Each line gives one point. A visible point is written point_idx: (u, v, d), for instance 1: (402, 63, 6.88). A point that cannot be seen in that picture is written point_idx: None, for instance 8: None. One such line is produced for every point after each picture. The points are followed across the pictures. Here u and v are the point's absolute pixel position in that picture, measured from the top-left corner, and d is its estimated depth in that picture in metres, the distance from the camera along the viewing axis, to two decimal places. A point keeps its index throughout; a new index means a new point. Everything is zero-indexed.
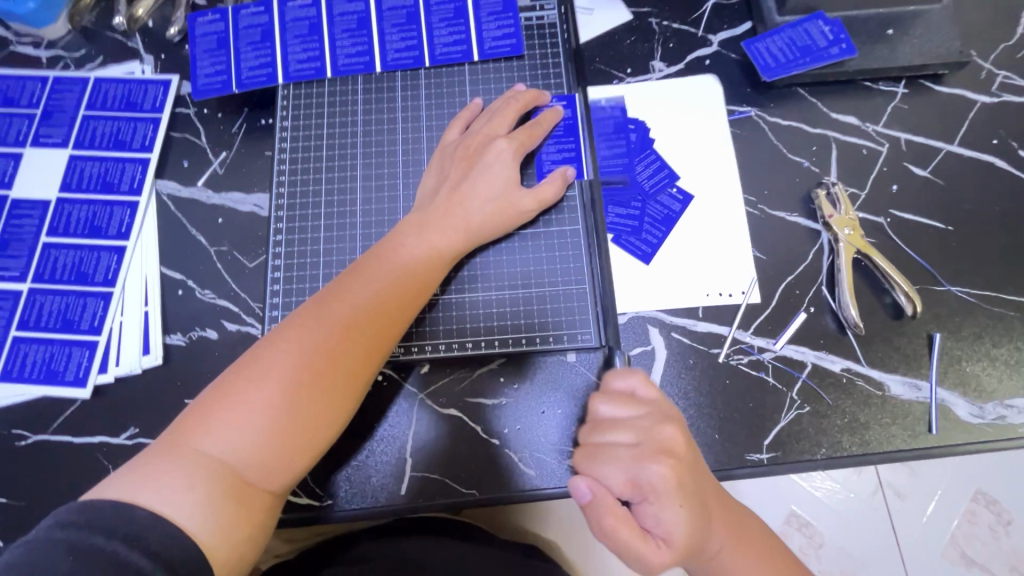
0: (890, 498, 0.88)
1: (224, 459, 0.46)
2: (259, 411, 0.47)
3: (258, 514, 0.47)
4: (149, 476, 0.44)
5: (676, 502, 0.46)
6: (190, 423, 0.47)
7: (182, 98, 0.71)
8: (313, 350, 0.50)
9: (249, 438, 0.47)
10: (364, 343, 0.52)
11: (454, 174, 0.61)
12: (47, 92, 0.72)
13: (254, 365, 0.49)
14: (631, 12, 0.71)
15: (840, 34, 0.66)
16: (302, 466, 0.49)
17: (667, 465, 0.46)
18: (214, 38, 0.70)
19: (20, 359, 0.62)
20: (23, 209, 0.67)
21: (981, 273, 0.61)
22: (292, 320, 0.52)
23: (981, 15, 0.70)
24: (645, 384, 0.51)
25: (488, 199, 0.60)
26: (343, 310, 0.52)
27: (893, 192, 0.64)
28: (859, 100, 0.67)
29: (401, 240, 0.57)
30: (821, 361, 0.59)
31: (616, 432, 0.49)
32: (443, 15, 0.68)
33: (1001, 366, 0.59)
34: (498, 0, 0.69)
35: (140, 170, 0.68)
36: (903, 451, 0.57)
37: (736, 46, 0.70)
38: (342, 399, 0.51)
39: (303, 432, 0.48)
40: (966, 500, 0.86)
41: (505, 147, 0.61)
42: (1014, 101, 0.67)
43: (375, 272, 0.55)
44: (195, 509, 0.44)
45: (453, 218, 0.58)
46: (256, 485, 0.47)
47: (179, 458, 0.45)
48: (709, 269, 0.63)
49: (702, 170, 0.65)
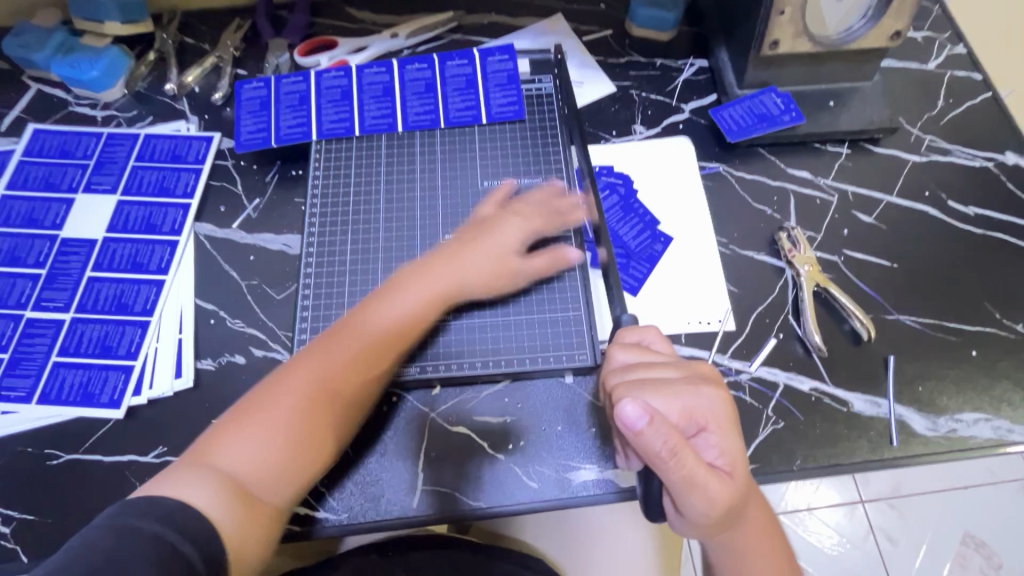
0: (882, 541, 1.23)
1: (241, 468, 0.53)
2: (275, 426, 0.55)
3: (266, 519, 0.53)
4: (174, 480, 0.51)
5: (732, 428, 0.52)
6: (214, 436, 0.55)
7: (222, 152, 0.81)
8: (323, 374, 0.58)
9: (264, 448, 0.54)
10: (359, 372, 0.60)
11: (466, 231, 0.69)
12: (100, 145, 0.81)
13: (275, 386, 0.58)
14: (614, 84, 0.84)
15: (790, 104, 0.78)
16: (306, 479, 0.56)
17: (719, 389, 0.53)
18: (257, 101, 0.80)
19: (59, 383, 0.67)
20: (71, 247, 0.74)
21: (923, 303, 0.70)
22: (309, 350, 0.61)
23: (906, 91, 0.84)
24: (659, 338, 0.58)
25: (487, 257, 0.67)
26: (348, 344, 0.60)
27: (845, 235, 0.74)
28: (811, 158, 0.79)
29: (400, 281, 0.65)
30: (792, 381, 0.66)
31: (658, 368, 0.54)
32: (457, 85, 0.80)
33: (949, 385, 0.66)
34: (503, 74, 0.81)
35: (182, 214, 0.76)
36: (870, 462, 0.63)
37: (704, 113, 0.82)
38: (339, 418, 0.58)
39: (310, 447, 0.56)
40: (959, 545, 1.21)
41: (519, 221, 0.70)
42: (939, 160, 0.79)
43: (371, 311, 0.63)
44: (212, 505, 0.50)
45: (453, 264, 0.66)
46: (266, 492, 0.53)
47: (202, 464, 0.52)
48: (689, 300, 0.71)
49: (680, 216, 0.75)
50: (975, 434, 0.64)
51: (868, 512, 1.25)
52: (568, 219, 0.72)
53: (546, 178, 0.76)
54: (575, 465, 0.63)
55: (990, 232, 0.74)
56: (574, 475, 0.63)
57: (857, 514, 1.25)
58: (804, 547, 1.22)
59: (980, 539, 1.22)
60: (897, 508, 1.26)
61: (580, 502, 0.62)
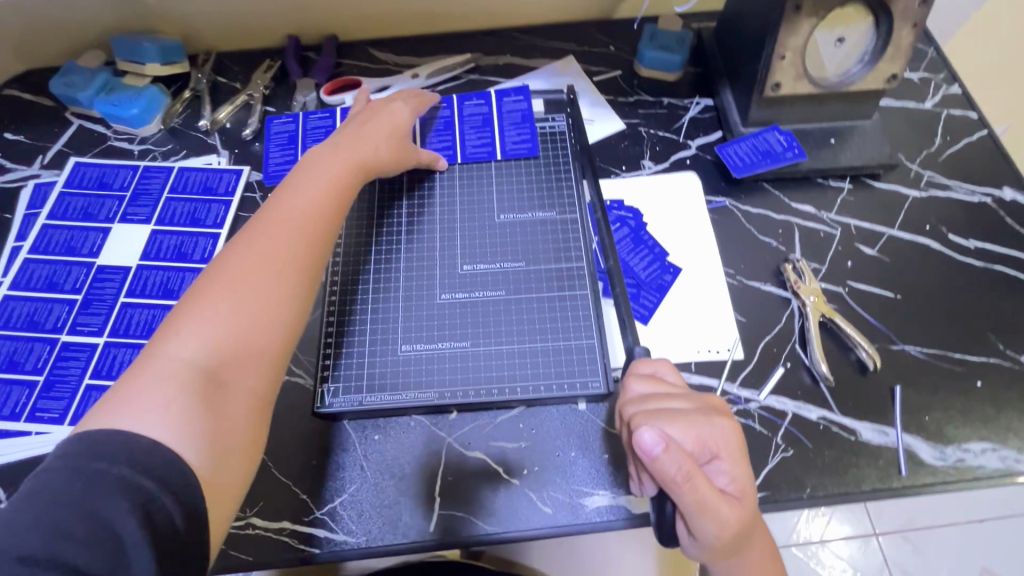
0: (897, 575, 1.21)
1: (191, 361, 0.51)
2: (213, 321, 0.53)
3: (233, 414, 0.51)
4: (119, 406, 0.47)
5: (740, 456, 0.53)
6: (148, 351, 0.51)
7: (250, 184, 0.85)
8: (251, 263, 0.56)
9: (210, 342, 0.52)
10: (288, 250, 0.58)
11: (351, 128, 0.73)
12: (136, 178, 0.85)
13: (201, 288, 0.55)
14: (623, 122, 0.88)
15: (792, 142, 0.82)
16: (267, 362, 0.54)
17: (729, 419, 0.54)
18: (286, 135, 0.85)
19: (91, 404, 0.69)
20: (106, 274, 0.78)
21: (927, 334, 0.72)
22: (226, 251, 0.58)
23: (905, 129, 0.87)
24: (670, 369, 0.60)
25: (383, 134, 0.73)
26: (267, 232, 0.58)
27: (849, 267, 0.77)
28: (814, 193, 0.82)
29: (300, 175, 0.65)
30: (800, 410, 0.68)
31: (671, 399, 0.55)
32: (474, 125, 0.85)
33: (955, 415, 0.67)
34: (518, 113, 0.85)
35: (211, 243, 0.80)
36: (879, 490, 0.64)
37: (710, 150, 0.86)
38: (291, 301, 0.57)
39: (261, 328, 0.54)
40: None
41: (401, 106, 0.77)
42: (939, 195, 0.82)
43: (287, 200, 0.62)
44: (175, 415, 0.47)
45: (355, 162, 0.68)
46: (228, 385, 0.52)
47: (148, 378, 0.49)
48: (698, 330, 0.73)
49: (689, 248, 0.78)
50: (982, 463, 0.65)
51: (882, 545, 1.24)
52: (427, 99, 0.82)
53: (559, 213, 0.79)
54: (588, 491, 0.65)
55: (991, 265, 0.77)
56: (587, 501, 0.64)
57: (870, 546, 1.24)
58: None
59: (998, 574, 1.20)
60: (912, 541, 1.24)
61: (593, 527, 0.63)
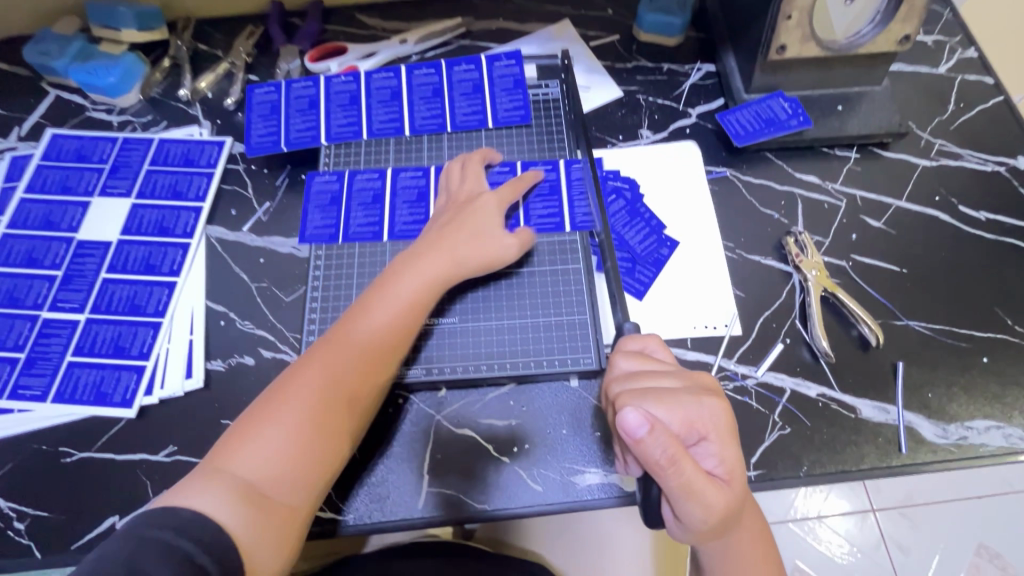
0: (892, 550, 1.21)
1: (255, 471, 0.53)
2: (282, 433, 0.55)
3: (281, 526, 0.53)
4: (186, 489, 0.51)
5: (731, 438, 0.51)
6: (224, 447, 0.54)
7: (233, 156, 0.82)
8: (307, 429, 0.56)
9: (274, 458, 0.54)
10: (361, 371, 0.59)
11: (442, 219, 0.69)
12: (116, 150, 0.82)
13: (281, 392, 0.57)
14: (621, 89, 0.84)
15: (798, 109, 0.78)
16: (316, 479, 0.56)
17: (720, 400, 0.52)
18: (328, 197, 0.77)
19: (73, 382, 0.68)
20: (86, 249, 0.76)
21: (932, 309, 0.70)
22: (310, 351, 0.60)
23: (916, 95, 0.83)
24: (662, 345, 0.57)
25: (473, 240, 0.67)
26: (347, 350, 0.60)
27: (853, 240, 0.74)
28: (819, 163, 0.79)
29: (396, 274, 0.64)
30: (799, 387, 0.66)
31: (660, 377, 0.53)
32: (539, 192, 0.75)
33: (959, 392, 0.65)
34: (591, 180, 0.76)
35: (194, 217, 0.78)
36: (878, 469, 0.62)
37: (711, 118, 0.82)
38: (346, 429, 0.58)
39: (318, 453, 0.56)
40: (971, 554, 1.19)
41: (489, 200, 0.69)
42: (950, 165, 0.78)
43: (376, 306, 0.62)
44: (232, 515, 0.50)
45: (439, 251, 0.65)
46: (279, 498, 0.54)
47: (216, 476, 0.52)
48: (695, 305, 0.71)
49: (687, 221, 0.75)
50: (986, 442, 0.63)
51: (879, 518, 1.23)
52: (523, 184, 0.72)
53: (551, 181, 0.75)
54: (580, 469, 0.63)
55: (1002, 238, 0.74)
56: (580, 479, 0.63)
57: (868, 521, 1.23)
58: (810, 554, 1.21)
59: (996, 550, 1.19)
60: (909, 516, 1.24)
61: (585, 506, 0.62)
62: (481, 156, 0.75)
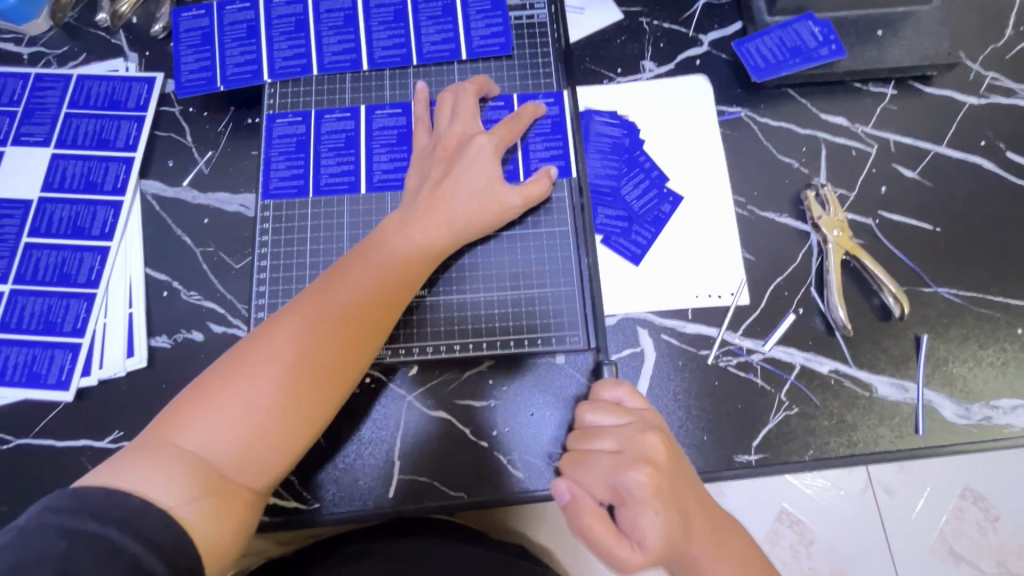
0: (879, 495, 0.89)
1: (213, 451, 0.45)
2: (246, 407, 0.47)
3: (241, 512, 0.46)
4: (131, 467, 0.43)
5: (652, 508, 0.46)
6: (176, 417, 0.46)
7: (166, 96, 0.70)
8: (277, 403, 0.47)
9: (236, 435, 0.46)
10: (345, 339, 0.51)
11: (433, 171, 0.60)
12: (28, 89, 0.70)
13: (246, 356, 0.49)
14: (621, 11, 0.71)
15: (830, 35, 0.66)
16: (287, 461, 0.48)
17: (645, 471, 0.47)
18: (293, 141, 0.66)
19: (1, 362, 0.61)
20: (4, 209, 0.66)
21: (965, 273, 0.62)
22: (284, 311, 0.51)
23: (970, 16, 0.70)
24: (631, 395, 0.53)
25: (470, 193, 0.58)
26: (331, 311, 0.51)
27: (882, 194, 0.64)
28: (849, 101, 0.67)
29: (384, 235, 0.57)
30: (809, 362, 0.59)
31: (599, 439, 0.51)
32: (540, 129, 0.64)
33: (987, 367, 0.59)
34: (599, 117, 0.67)
35: (125, 169, 0.67)
36: (890, 452, 0.57)
37: (726, 46, 0.70)
38: (323, 404, 0.50)
39: (288, 431, 0.48)
40: (955, 497, 0.88)
41: (485, 143, 0.60)
42: (1001, 103, 0.67)
43: (363, 266, 0.54)
44: (185, 498, 0.43)
45: (434, 212, 0.57)
46: (240, 481, 0.46)
47: (166, 453, 0.44)
48: (699, 271, 0.62)
49: (692, 172, 0.65)
50: (1010, 422, 0.58)
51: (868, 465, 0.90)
52: (524, 125, 0.62)
53: (539, 123, 0.65)
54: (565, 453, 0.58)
55: None
56: None
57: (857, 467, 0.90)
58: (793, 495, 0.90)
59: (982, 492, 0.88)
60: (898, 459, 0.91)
61: None
62: (474, 82, 0.64)
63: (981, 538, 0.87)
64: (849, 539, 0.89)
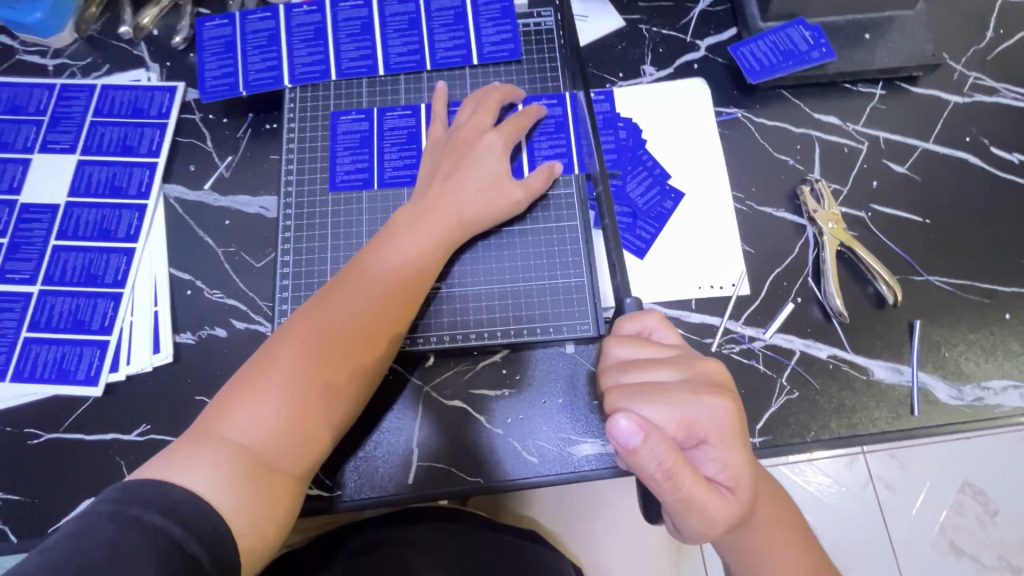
0: (880, 490, 0.92)
1: (252, 443, 0.47)
2: (279, 400, 0.49)
3: (281, 500, 0.48)
4: (176, 460, 0.45)
5: (734, 439, 0.45)
6: (215, 412, 0.48)
7: (187, 104, 0.73)
8: (307, 395, 0.50)
9: (272, 427, 0.48)
10: (365, 332, 0.54)
11: (445, 167, 0.62)
12: (54, 99, 0.73)
13: (275, 350, 0.51)
14: (622, 18, 0.75)
15: (820, 39, 0.70)
16: (317, 447, 0.51)
17: (723, 397, 0.46)
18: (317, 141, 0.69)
19: (32, 360, 0.63)
20: (32, 213, 0.68)
21: (955, 263, 0.65)
22: (307, 308, 0.54)
23: (953, 20, 0.74)
24: (663, 326, 0.51)
25: (479, 187, 0.61)
26: (353, 305, 0.54)
27: (873, 188, 0.68)
28: (840, 101, 0.71)
29: (397, 230, 0.59)
30: (809, 348, 0.62)
31: (652, 370, 0.47)
32: (546, 128, 0.68)
33: (978, 351, 0.62)
34: (601, 116, 0.70)
35: (148, 174, 0.70)
36: (888, 433, 0.60)
37: (723, 51, 0.73)
38: (346, 396, 0.52)
39: (319, 423, 0.50)
40: (953, 491, 0.90)
41: (494, 140, 0.63)
42: (984, 101, 0.71)
43: (378, 261, 0.57)
44: (226, 487, 0.45)
45: (446, 209, 0.60)
46: (279, 469, 0.48)
47: (207, 446, 0.46)
48: (701, 263, 0.65)
49: (693, 169, 0.69)
50: (1002, 402, 0.60)
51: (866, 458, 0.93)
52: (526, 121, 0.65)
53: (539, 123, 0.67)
54: (576, 439, 0.60)
55: None
56: (576, 450, 0.60)
57: (856, 461, 0.93)
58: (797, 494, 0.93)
59: (980, 487, 0.89)
60: (898, 454, 0.93)
61: (578, 477, 0.60)
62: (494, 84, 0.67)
63: (982, 533, 0.88)
64: (849, 533, 0.91)
